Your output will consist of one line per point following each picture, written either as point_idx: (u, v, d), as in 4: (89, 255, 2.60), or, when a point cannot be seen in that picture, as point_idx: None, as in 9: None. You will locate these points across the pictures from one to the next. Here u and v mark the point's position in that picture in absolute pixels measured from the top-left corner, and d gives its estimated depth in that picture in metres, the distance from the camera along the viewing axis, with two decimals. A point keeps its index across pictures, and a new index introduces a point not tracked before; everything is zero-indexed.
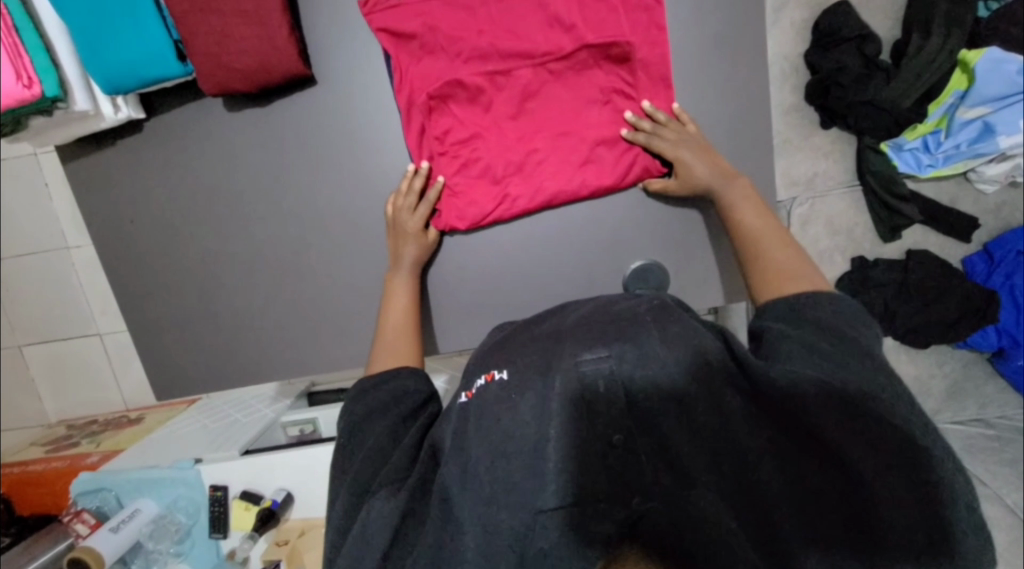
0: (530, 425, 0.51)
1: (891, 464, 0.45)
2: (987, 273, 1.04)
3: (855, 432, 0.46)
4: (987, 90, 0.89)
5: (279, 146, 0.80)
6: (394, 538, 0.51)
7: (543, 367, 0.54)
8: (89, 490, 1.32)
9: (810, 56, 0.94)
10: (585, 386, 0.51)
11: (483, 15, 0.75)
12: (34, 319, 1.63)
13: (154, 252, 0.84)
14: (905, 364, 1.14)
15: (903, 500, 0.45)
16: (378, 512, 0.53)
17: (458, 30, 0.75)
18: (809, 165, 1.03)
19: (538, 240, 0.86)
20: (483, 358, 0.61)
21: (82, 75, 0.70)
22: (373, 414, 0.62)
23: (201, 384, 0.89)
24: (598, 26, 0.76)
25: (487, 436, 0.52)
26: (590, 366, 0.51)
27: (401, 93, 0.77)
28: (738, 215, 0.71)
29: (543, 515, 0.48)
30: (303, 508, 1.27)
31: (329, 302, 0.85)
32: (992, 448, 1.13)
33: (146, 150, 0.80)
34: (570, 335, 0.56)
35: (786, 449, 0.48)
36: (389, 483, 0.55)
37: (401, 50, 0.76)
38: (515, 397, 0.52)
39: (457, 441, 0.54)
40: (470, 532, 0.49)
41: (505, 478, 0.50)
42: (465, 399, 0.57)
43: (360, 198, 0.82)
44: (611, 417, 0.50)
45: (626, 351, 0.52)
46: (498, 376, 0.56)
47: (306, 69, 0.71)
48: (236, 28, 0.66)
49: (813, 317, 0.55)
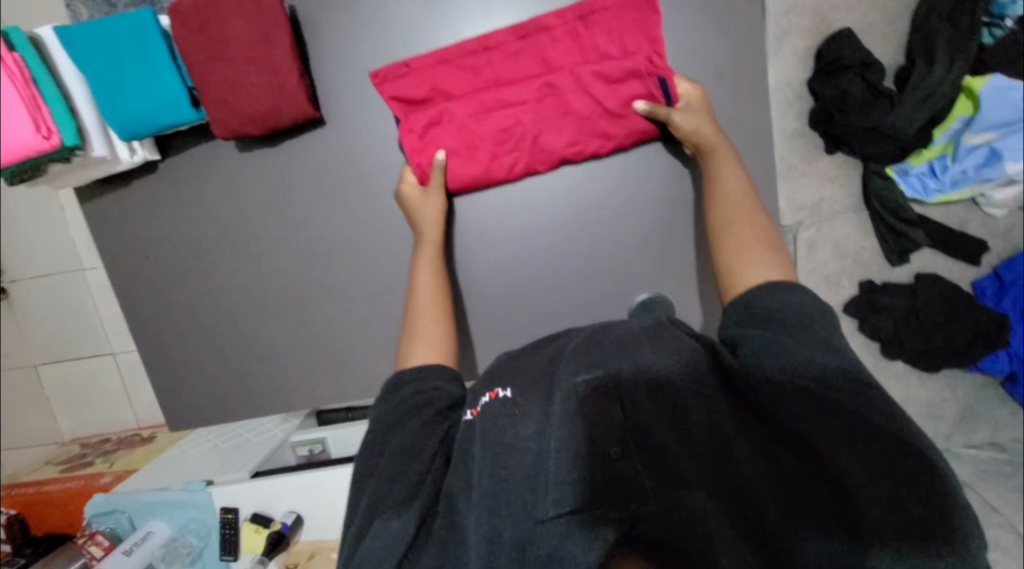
0: (532, 437, 0.53)
1: (883, 466, 0.46)
2: (997, 296, 1.03)
3: (843, 433, 0.48)
4: (993, 116, 0.89)
5: (289, 182, 0.82)
6: (407, 550, 0.52)
7: (545, 387, 0.57)
8: (103, 512, 1.34)
9: (814, 83, 0.94)
10: (585, 399, 0.53)
11: (487, 70, 0.76)
12: (50, 339, 1.66)
13: (167, 286, 0.86)
14: (915, 387, 1.12)
15: (897, 500, 0.45)
16: (393, 529, 0.54)
17: (465, 93, 0.77)
18: (815, 191, 1.03)
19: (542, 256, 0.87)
20: (489, 378, 0.63)
21: (99, 122, 0.72)
22: (401, 420, 0.62)
23: (212, 414, 0.90)
24: (597, 75, 0.75)
25: (491, 448, 0.54)
26: (585, 384, 0.54)
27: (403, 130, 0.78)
28: (722, 187, 0.71)
29: (542, 523, 0.48)
30: (312, 531, 1.29)
31: (338, 333, 0.86)
32: (1005, 472, 1.11)
33: (160, 188, 0.82)
34: (569, 355, 0.58)
35: (776, 456, 0.51)
36: (399, 500, 0.56)
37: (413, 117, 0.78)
38: (518, 411, 0.55)
39: (463, 445, 0.57)
40: (475, 539, 0.49)
41: (507, 486, 0.51)
42: (472, 417, 0.59)
43: (367, 232, 0.83)
44: (611, 429, 0.51)
45: (623, 367, 0.54)
46: (502, 394, 0.58)
47: (315, 111, 0.73)
48: (247, 74, 0.68)
49: (773, 308, 0.56)
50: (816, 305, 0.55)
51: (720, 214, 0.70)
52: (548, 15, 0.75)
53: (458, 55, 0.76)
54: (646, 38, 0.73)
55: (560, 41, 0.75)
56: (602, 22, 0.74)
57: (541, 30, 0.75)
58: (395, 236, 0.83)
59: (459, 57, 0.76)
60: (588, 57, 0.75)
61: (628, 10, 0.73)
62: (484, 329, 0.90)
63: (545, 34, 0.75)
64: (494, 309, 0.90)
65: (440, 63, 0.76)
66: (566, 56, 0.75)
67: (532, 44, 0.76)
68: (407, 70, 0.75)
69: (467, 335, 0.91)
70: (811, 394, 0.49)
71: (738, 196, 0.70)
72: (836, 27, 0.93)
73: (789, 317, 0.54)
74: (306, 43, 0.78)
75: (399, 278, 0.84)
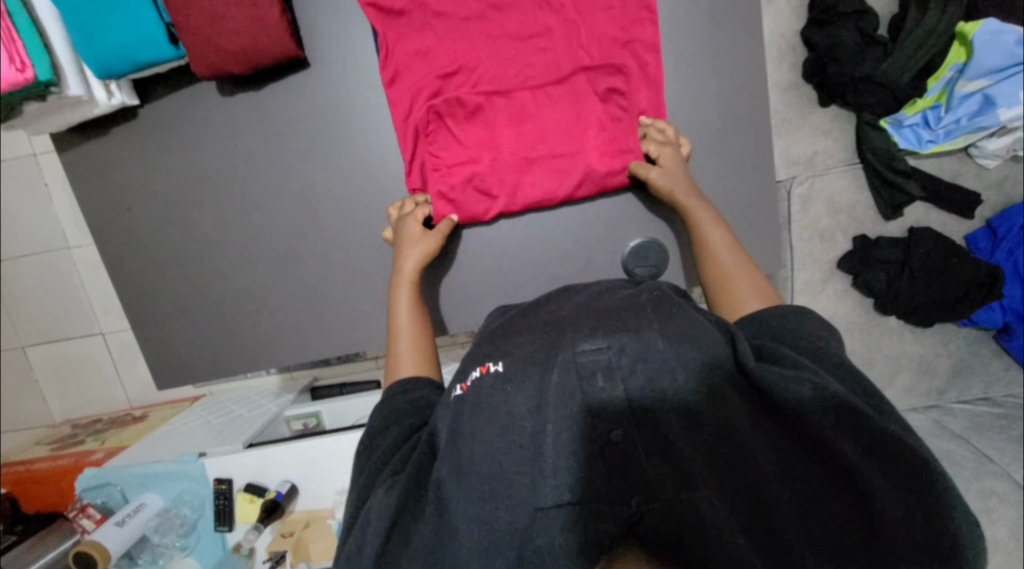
0: (528, 417, 0.50)
1: (888, 458, 0.47)
2: (991, 248, 1.03)
3: (852, 439, 0.47)
4: (987, 62, 0.88)
5: (277, 132, 0.80)
6: (393, 525, 0.51)
7: (542, 360, 0.52)
8: (94, 486, 1.32)
9: (807, 32, 0.93)
10: (585, 377, 0.50)
11: (476, 3, 0.76)
12: (36, 320, 1.64)
13: (152, 241, 0.84)
14: (909, 343, 1.13)
15: (901, 496, 0.46)
16: (375, 511, 0.52)
17: (451, 21, 0.76)
18: (809, 144, 1.02)
19: (530, 227, 0.86)
20: (480, 350, 0.59)
21: (75, 61, 0.70)
22: (390, 422, 0.62)
23: (203, 373, 0.89)
24: (591, 35, 0.78)
25: (483, 430, 0.50)
26: (587, 356, 0.51)
27: (386, 76, 0.77)
28: (707, 240, 0.71)
29: (541, 512, 0.47)
30: (308, 500, 1.27)
31: (329, 288, 0.85)
32: (999, 425, 1.12)
33: (144, 138, 0.80)
34: (570, 325, 0.55)
35: (783, 446, 0.49)
36: (388, 478, 0.55)
37: (387, 25, 0.75)
38: (511, 389, 0.51)
39: (454, 426, 0.53)
40: (465, 526, 0.48)
41: (504, 472, 0.48)
42: (461, 392, 0.55)
43: (357, 184, 0.82)
44: (609, 409, 0.49)
45: (626, 344, 0.51)
46: (493, 369, 0.54)
47: (298, 50, 0.71)
48: (227, 7, 0.66)
49: (785, 331, 0.57)
50: (799, 321, 0.58)
51: (706, 253, 0.71)
52: None
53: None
54: (642, 5, 0.77)
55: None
56: None
57: None
58: (383, 189, 0.82)
59: None
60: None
61: None
62: (478, 284, 0.87)
63: None
64: (489, 265, 0.87)
65: None
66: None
67: None
68: None
69: (460, 290, 0.88)
70: (834, 403, 0.47)
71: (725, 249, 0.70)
72: None
73: (786, 336, 0.57)
74: None
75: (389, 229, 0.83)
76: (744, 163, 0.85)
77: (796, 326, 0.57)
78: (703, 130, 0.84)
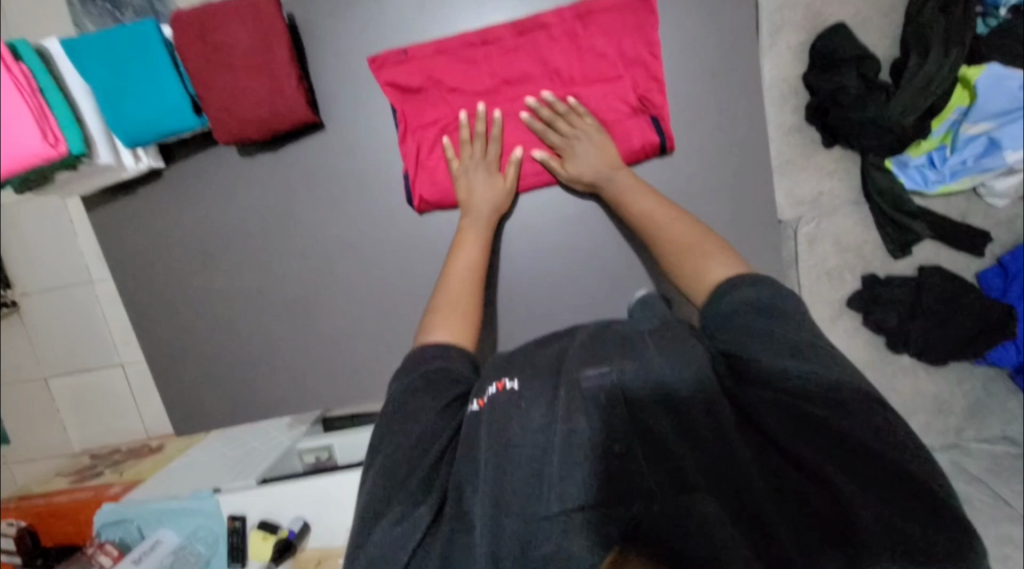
0: (537, 434, 0.51)
1: (870, 477, 0.46)
2: (1003, 286, 1.03)
3: (835, 448, 0.48)
4: (988, 106, 0.90)
5: (291, 187, 0.83)
6: (417, 545, 0.49)
7: (548, 384, 0.54)
8: (111, 522, 1.34)
9: (809, 79, 0.94)
10: (587, 398, 0.51)
11: (490, 78, 0.79)
12: (59, 352, 1.68)
13: (172, 291, 0.87)
14: (923, 381, 1.11)
15: (897, 515, 0.44)
16: (391, 533, 0.50)
17: (464, 91, 0.80)
18: (814, 185, 1.03)
19: (537, 258, 0.87)
20: (496, 367, 0.59)
21: (106, 132, 0.74)
22: (419, 396, 0.58)
23: (219, 417, 0.91)
24: (599, 106, 0.80)
25: (495, 444, 0.50)
26: (592, 380, 0.52)
27: (405, 147, 0.80)
28: (654, 220, 0.73)
29: (546, 520, 0.46)
30: (319, 536, 1.28)
31: (341, 336, 0.87)
32: (1017, 465, 1.10)
33: (165, 195, 0.84)
34: (576, 351, 0.56)
35: (774, 463, 0.49)
36: (414, 495, 0.52)
37: (406, 101, 0.79)
38: (523, 407, 0.52)
39: (467, 439, 0.53)
40: (479, 532, 0.47)
41: (507, 486, 0.48)
42: (477, 407, 0.55)
43: (368, 236, 0.84)
44: (608, 427, 0.49)
45: (626, 366, 0.52)
46: (509, 385, 0.55)
47: (313, 116, 0.76)
48: (247, 81, 0.71)
49: (750, 316, 0.55)
50: (773, 297, 0.56)
51: (663, 235, 0.71)
52: (547, 13, 0.78)
53: (457, 47, 0.78)
54: (651, 77, 0.79)
55: (558, 40, 0.78)
56: (609, 43, 0.78)
57: (548, 57, 0.79)
58: (394, 239, 0.84)
59: (457, 48, 0.78)
60: (585, 57, 0.79)
61: (633, 35, 0.78)
62: (486, 330, 0.89)
63: (543, 31, 0.78)
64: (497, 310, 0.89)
65: (440, 54, 0.78)
66: (563, 56, 0.79)
67: (529, 52, 0.79)
68: (405, 58, 0.77)
69: None
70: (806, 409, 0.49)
71: (670, 221, 0.72)
72: (829, 21, 0.94)
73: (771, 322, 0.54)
74: (304, 53, 0.80)
75: (398, 278, 0.85)
76: (744, 210, 0.87)
77: (769, 310, 0.55)
78: (707, 179, 0.86)
